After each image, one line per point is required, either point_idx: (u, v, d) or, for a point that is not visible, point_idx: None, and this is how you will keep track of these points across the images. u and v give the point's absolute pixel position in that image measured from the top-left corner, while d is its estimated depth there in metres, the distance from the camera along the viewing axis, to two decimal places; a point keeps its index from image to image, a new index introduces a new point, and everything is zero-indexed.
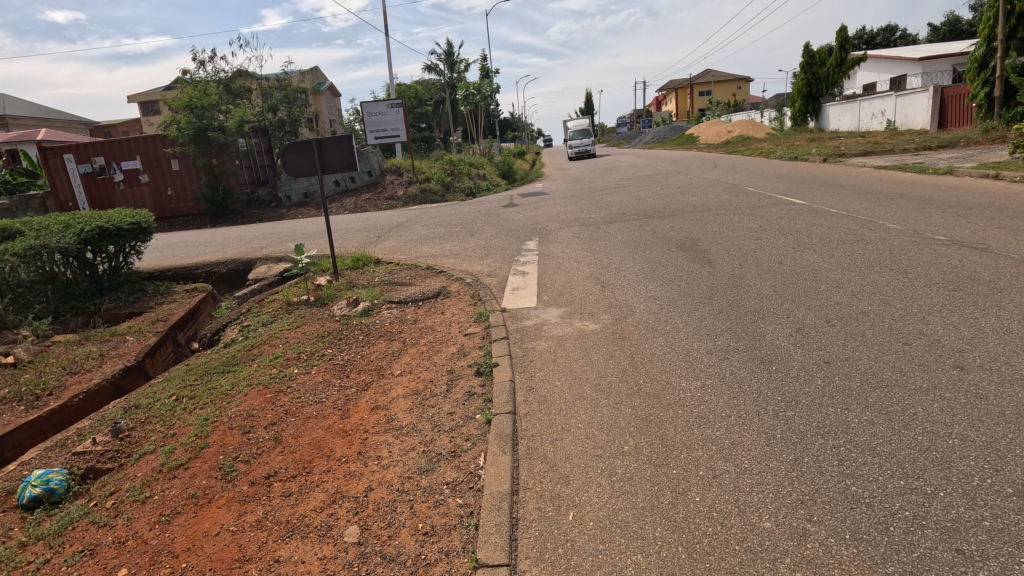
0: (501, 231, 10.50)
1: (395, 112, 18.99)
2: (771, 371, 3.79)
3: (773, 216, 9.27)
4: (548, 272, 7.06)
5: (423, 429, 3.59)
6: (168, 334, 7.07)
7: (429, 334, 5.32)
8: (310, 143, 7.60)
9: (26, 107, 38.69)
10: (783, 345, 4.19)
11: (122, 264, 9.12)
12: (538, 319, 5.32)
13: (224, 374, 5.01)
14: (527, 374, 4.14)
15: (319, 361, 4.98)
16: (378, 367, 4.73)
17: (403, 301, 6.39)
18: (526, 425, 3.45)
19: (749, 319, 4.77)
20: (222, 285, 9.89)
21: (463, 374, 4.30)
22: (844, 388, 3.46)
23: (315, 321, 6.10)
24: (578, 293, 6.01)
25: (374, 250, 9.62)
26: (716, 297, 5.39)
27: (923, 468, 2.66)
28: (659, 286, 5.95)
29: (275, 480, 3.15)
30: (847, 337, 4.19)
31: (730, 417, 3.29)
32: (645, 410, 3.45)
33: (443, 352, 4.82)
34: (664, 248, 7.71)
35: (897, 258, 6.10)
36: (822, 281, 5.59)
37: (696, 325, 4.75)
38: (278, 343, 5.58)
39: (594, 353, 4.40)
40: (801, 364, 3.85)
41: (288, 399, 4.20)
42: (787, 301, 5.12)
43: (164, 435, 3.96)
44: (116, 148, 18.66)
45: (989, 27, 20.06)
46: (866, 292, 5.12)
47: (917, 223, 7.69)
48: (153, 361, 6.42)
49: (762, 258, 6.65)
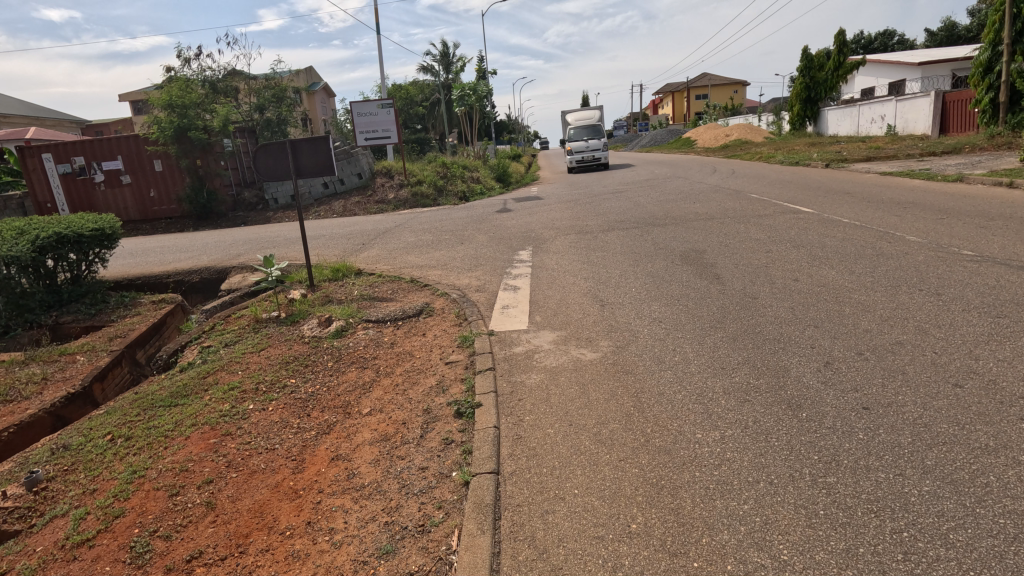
0: (493, 239, 9.89)
1: (386, 112, 18.37)
2: (802, 419, 3.22)
3: (780, 225, 8.75)
4: (541, 287, 6.46)
5: (388, 491, 2.99)
6: (124, 353, 6.44)
7: (406, 362, 4.70)
8: (283, 146, 7.02)
9: (16, 104, 37.81)
10: (811, 384, 3.61)
11: (84, 272, 8.49)
12: (529, 346, 4.71)
13: (171, 409, 4.38)
14: (513, 417, 3.56)
15: (279, 394, 4.36)
16: (345, 403, 4.11)
17: (381, 320, 5.77)
18: (511, 490, 2.85)
19: (768, 349, 4.20)
20: (194, 295, 9.27)
21: (441, 416, 3.70)
22: (894, 445, 2.88)
23: (282, 343, 5.47)
24: (574, 313, 5.42)
25: (357, 259, 8.99)
26: (728, 322, 4.81)
27: (1016, 570, 2.08)
28: (663, 306, 5.38)
29: (198, 566, 2.56)
30: (885, 375, 3.63)
31: (759, 484, 2.70)
32: (654, 472, 2.88)
33: (420, 386, 4.21)
34: (667, 260, 7.16)
35: (925, 276, 5.56)
36: (845, 302, 5.02)
37: (708, 355, 4.18)
38: (237, 370, 4.95)
39: (593, 392, 3.80)
40: (836, 411, 3.27)
41: (235, 444, 3.59)
42: (807, 327, 4.56)
43: (82, 491, 3.33)
44: (96, 148, 17.95)
45: (994, 31, 19.80)
46: (897, 318, 4.56)
47: (939, 235, 7.19)
48: (103, 386, 5.81)
49: (775, 275, 6.09)
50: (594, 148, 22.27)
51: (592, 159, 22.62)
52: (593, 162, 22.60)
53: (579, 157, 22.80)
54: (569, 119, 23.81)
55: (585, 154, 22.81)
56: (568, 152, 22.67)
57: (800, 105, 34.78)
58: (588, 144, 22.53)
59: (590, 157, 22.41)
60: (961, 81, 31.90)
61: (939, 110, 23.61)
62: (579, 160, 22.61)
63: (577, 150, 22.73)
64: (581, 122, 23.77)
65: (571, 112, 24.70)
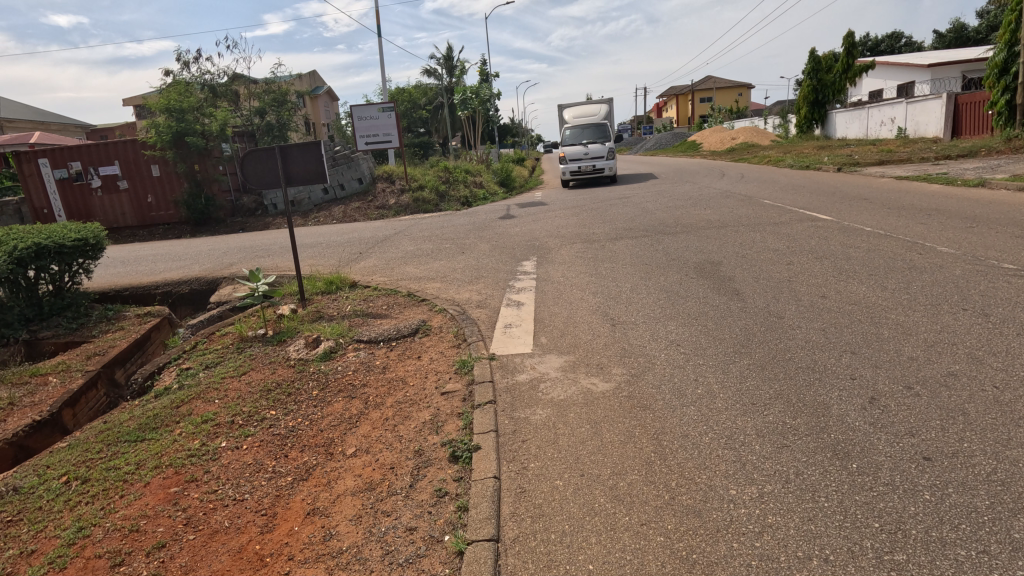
0: (496, 248, 9.45)
1: (387, 116, 17.94)
2: (852, 472, 2.76)
3: (799, 233, 8.31)
4: (546, 304, 6.02)
5: (369, 559, 2.55)
6: (101, 373, 6.02)
7: (399, 392, 4.24)
8: (273, 151, 6.61)
9: (21, 109, 37.72)
10: (858, 426, 3.15)
11: (67, 283, 8.09)
12: (534, 373, 4.26)
13: (136, 444, 3.95)
14: (516, 464, 3.11)
15: (256, 428, 3.91)
16: (328, 442, 3.67)
17: (374, 340, 5.34)
18: (513, 564, 2.41)
19: (802, 380, 3.75)
20: (184, 306, 8.88)
21: (435, 461, 3.25)
22: (970, 510, 2.43)
23: (265, 366, 5.04)
24: (583, 334, 4.97)
25: (352, 270, 8.56)
26: (755, 346, 4.36)
27: None
28: (681, 326, 4.93)
29: None
30: (943, 416, 3.16)
31: (811, 561, 2.24)
32: (682, 541, 2.43)
33: (412, 421, 3.76)
34: (681, 272, 6.72)
35: (966, 293, 5.10)
36: (882, 323, 4.57)
37: (735, 387, 3.73)
38: (213, 399, 4.49)
39: (607, 432, 3.34)
40: (892, 463, 2.80)
41: (199, 493, 3.17)
42: (843, 353, 4.10)
43: (18, 552, 2.91)
44: (93, 153, 17.63)
45: (1009, 32, 19.24)
46: (944, 343, 4.10)
47: (972, 246, 6.73)
48: (74, 412, 5.39)
49: (800, 290, 5.63)
50: (595, 155, 18.81)
51: (591, 169, 18.90)
52: (593, 173, 18.92)
53: (575, 167, 19.01)
54: (569, 117, 20.39)
55: (584, 163, 19.08)
56: (563, 159, 19.06)
57: (806, 108, 34.45)
58: (587, 152, 18.82)
59: (590, 166, 18.77)
60: (972, 83, 31.30)
61: (951, 112, 23.07)
62: (576, 170, 18.97)
63: (574, 158, 19.00)
64: (580, 121, 20.22)
65: (571, 107, 21.14)
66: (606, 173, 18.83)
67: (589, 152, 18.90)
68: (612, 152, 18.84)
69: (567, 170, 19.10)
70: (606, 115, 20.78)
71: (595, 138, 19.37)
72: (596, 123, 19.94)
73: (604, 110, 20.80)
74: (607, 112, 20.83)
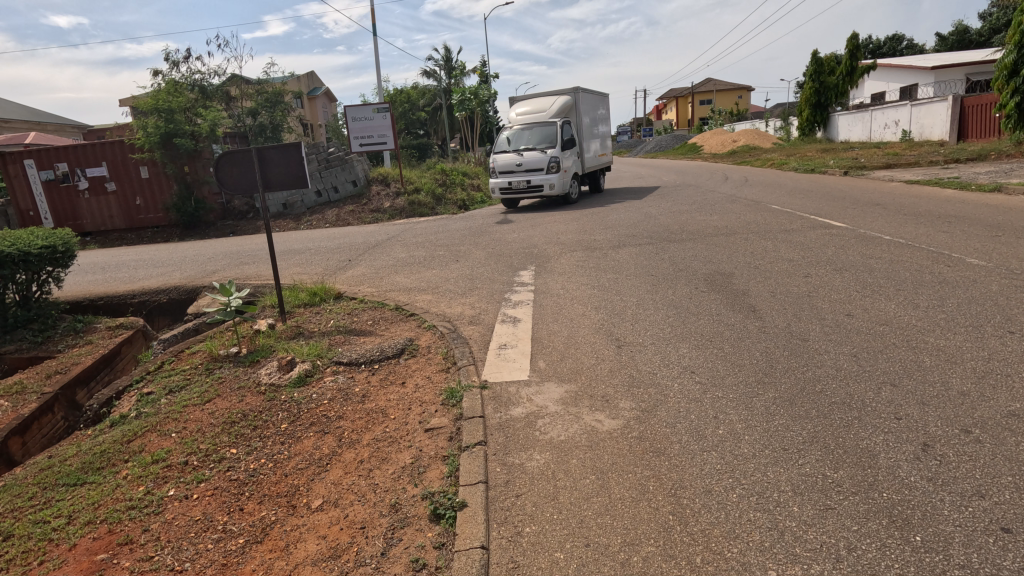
0: (493, 256, 8.93)
1: (382, 117, 17.36)
2: (918, 549, 2.26)
3: (814, 242, 7.79)
4: (543, 320, 5.51)
5: None
6: (60, 395, 5.52)
7: (377, 427, 3.73)
8: (249, 154, 6.11)
9: (16, 109, 37.02)
10: (919, 483, 2.64)
11: (35, 293, 7.57)
12: (530, 407, 3.75)
13: (73, 490, 3.45)
14: (509, 528, 2.61)
15: (211, 472, 3.41)
16: (292, 492, 3.16)
17: (354, 363, 4.83)
18: None
19: (839, 421, 3.23)
20: (163, 317, 8.38)
21: (413, 520, 2.75)
22: None
23: (231, 394, 4.51)
24: (585, 358, 4.47)
25: (338, 279, 8.07)
26: (780, 375, 3.86)
27: None
28: (694, 349, 4.45)
29: None
30: (1016, 471, 2.66)
31: None
32: None
33: (389, 467, 3.25)
34: (691, 285, 6.24)
35: (1009, 313, 4.61)
36: (922, 349, 4.07)
37: (763, 429, 3.22)
38: (169, 433, 3.98)
39: (616, 487, 2.83)
40: (964, 535, 2.30)
41: (131, 562, 2.69)
42: (882, 386, 3.60)
43: None
44: (80, 154, 17.13)
45: (1020, 32, 18.18)
46: (996, 373, 3.61)
47: (1004, 258, 6.24)
48: (22, 442, 4.88)
49: (822, 307, 5.16)
50: (529, 168, 15.25)
51: (526, 185, 15.42)
52: (528, 189, 15.42)
53: (507, 181, 15.58)
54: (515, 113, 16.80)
55: (517, 177, 15.56)
56: (494, 171, 15.82)
57: (807, 110, 34.23)
58: (521, 162, 15.35)
59: (523, 181, 15.37)
60: (977, 85, 30.78)
61: (956, 114, 22.64)
62: (506, 185, 15.63)
63: (505, 169, 15.57)
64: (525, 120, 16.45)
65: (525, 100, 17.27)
66: (545, 191, 15.22)
67: (524, 162, 15.40)
68: (554, 164, 15.20)
69: (498, 185, 15.73)
70: (565, 111, 16.63)
71: (537, 143, 15.66)
72: (541, 122, 16.01)
73: (560, 104, 16.65)
74: (564, 104, 16.68)
